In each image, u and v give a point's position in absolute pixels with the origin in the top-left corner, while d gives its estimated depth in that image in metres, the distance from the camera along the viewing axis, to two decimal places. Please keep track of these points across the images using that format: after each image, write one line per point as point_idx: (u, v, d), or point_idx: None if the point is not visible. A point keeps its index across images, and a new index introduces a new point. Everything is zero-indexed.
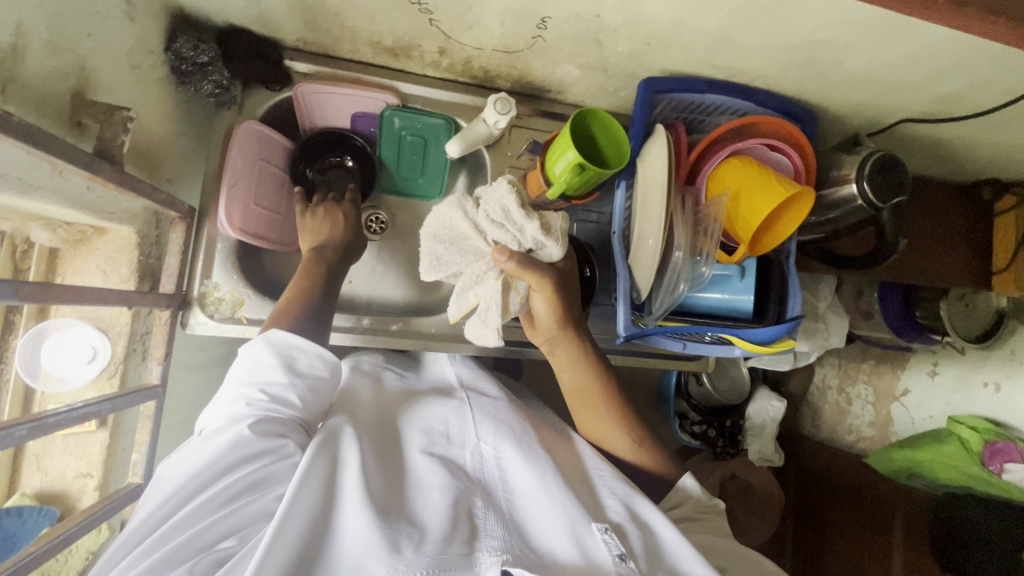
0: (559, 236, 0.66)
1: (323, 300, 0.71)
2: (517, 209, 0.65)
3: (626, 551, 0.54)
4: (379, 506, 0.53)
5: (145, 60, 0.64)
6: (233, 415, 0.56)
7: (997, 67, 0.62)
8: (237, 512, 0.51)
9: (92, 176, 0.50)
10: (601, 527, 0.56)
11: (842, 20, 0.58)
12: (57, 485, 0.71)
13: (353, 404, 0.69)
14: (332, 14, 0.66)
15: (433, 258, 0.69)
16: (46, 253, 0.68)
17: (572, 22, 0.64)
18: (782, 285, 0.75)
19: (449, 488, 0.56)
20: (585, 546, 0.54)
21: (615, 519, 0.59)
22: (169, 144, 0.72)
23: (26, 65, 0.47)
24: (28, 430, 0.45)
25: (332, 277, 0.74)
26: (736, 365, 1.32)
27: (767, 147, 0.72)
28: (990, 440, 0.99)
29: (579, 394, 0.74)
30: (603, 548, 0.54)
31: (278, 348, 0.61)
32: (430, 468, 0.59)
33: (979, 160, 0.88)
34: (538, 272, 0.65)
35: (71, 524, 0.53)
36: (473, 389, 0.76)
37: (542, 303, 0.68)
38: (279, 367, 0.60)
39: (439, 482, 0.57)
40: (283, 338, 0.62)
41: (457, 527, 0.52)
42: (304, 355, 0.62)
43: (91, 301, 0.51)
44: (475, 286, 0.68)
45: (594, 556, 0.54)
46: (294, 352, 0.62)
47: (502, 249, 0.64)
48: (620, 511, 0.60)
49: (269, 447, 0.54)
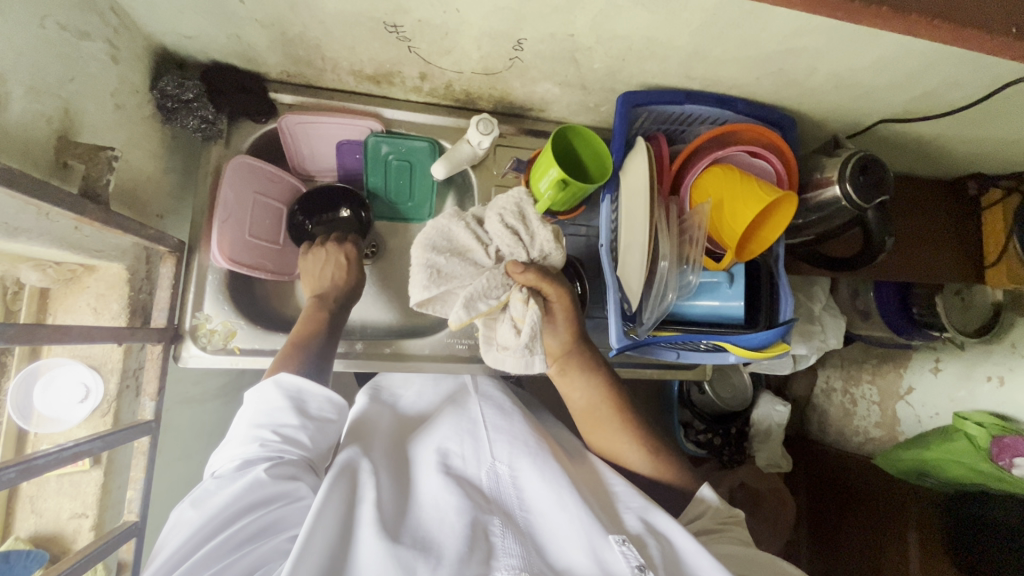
0: (561, 244, 0.69)
1: (327, 343, 0.71)
2: (534, 214, 0.68)
3: (645, 562, 0.53)
4: (394, 533, 0.52)
5: (129, 99, 0.65)
6: (245, 457, 0.56)
7: (965, 67, 0.63)
8: (251, 553, 0.50)
9: (77, 216, 0.51)
10: (618, 538, 0.55)
11: (810, 29, 0.59)
12: (51, 527, 0.69)
13: (365, 437, 0.69)
14: (313, 47, 0.67)
15: (430, 270, 0.66)
16: (37, 293, 0.68)
17: (548, 42, 0.65)
18: (772, 290, 0.75)
19: (465, 510, 0.56)
20: (603, 559, 0.53)
21: (632, 531, 0.58)
22: (156, 180, 0.72)
23: (8, 112, 0.48)
24: (18, 472, 0.44)
25: (334, 317, 0.74)
26: (739, 372, 1.32)
27: (747, 154, 0.73)
28: (998, 435, 0.95)
29: (591, 414, 0.74)
30: (621, 560, 0.53)
31: (290, 393, 0.61)
32: (446, 491, 0.59)
33: (961, 155, 0.89)
34: (554, 281, 0.66)
35: (66, 565, 0.52)
36: (488, 408, 0.76)
37: (559, 315, 0.69)
38: (291, 409, 0.60)
39: (456, 504, 0.57)
40: (297, 381, 0.62)
41: (474, 548, 0.52)
42: (316, 399, 0.62)
43: (80, 340, 0.51)
44: (486, 297, 0.64)
45: (612, 569, 0.52)
46: (306, 394, 0.62)
47: (515, 262, 0.66)
48: (638, 523, 0.58)
49: (285, 490, 0.54)
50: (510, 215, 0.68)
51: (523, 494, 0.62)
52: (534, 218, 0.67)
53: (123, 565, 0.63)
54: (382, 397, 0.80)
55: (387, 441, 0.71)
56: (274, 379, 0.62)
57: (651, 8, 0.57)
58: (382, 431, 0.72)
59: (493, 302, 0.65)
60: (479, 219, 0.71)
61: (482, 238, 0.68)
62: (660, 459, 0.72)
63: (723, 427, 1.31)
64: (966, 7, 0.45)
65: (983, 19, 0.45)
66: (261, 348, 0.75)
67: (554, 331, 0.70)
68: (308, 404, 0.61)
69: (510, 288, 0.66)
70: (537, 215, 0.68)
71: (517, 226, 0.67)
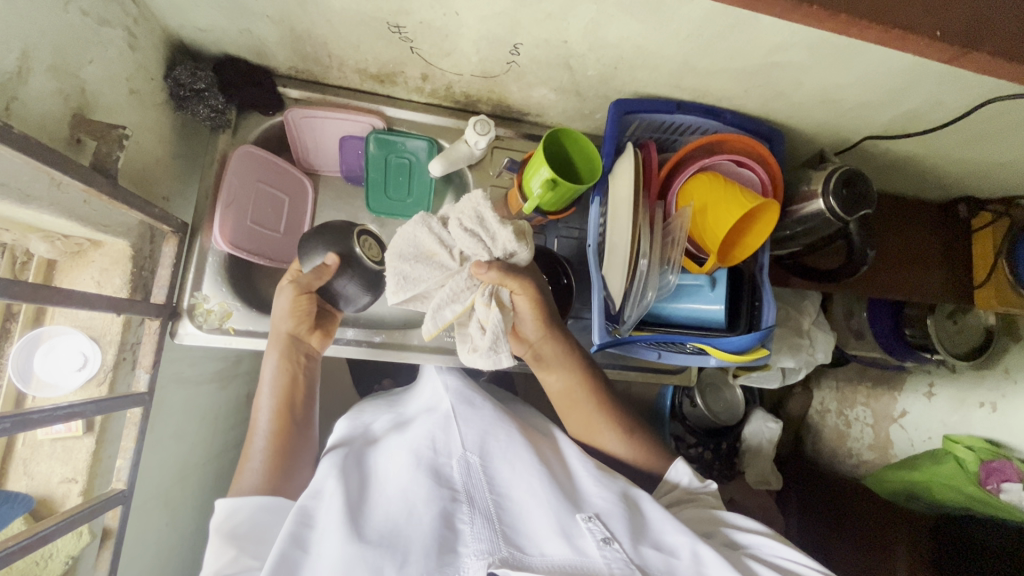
0: (528, 241, 0.67)
1: (289, 429, 0.75)
2: (491, 216, 0.65)
3: (609, 535, 0.60)
4: (362, 530, 0.57)
5: (144, 85, 0.69)
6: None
7: (945, 86, 0.66)
8: None
9: (86, 187, 0.54)
10: (585, 517, 0.62)
11: (790, 43, 0.62)
12: (41, 490, 0.68)
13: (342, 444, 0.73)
14: (320, 44, 0.71)
15: (398, 278, 0.68)
16: (44, 264, 0.70)
17: (543, 48, 0.68)
18: (754, 292, 0.77)
19: (434, 501, 0.61)
20: (572, 536, 0.60)
21: (601, 506, 0.64)
22: (164, 165, 0.76)
23: (27, 87, 0.51)
24: (12, 423, 0.47)
25: (297, 377, 0.76)
26: (730, 387, 1.30)
27: (734, 163, 0.75)
28: (986, 459, 1.00)
29: (569, 393, 0.77)
30: (588, 536, 0.60)
31: (222, 527, 0.63)
32: (415, 484, 0.63)
33: (950, 176, 0.91)
34: (519, 278, 0.67)
35: (51, 523, 0.55)
36: (456, 396, 0.77)
37: (527, 309, 0.70)
38: (226, 540, 0.62)
39: (424, 498, 0.61)
40: (232, 506, 0.65)
41: (442, 540, 0.57)
42: (243, 518, 0.64)
43: (80, 305, 0.54)
44: (453, 303, 0.67)
45: (582, 545, 0.59)
46: (236, 517, 0.64)
47: (479, 262, 0.65)
48: (606, 498, 0.65)
49: None
50: (469, 219, 0.65)
51: (494, 478, 0.67)
52: (494, 219, 0.65)
53: (107, 531, 0.65)
54: (369, 409, 0.83)
55: (361, 444, 0.73)
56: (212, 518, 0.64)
57: (639, 18, 0.60)
58: (358, 441, 0.74)
59: (459, 307, 0.68)
60: (446, 218, 0.70)
61: (446, 241, 0.67)
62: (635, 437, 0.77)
63: (715, 442, 1.29)
64: (898, 5, 0.44)
65: (910, 19, 0.44)
66: (255, 330, 0.79)
67: (523, 320, 0.72)
68: (239, 527, 0.63)
69: (475, 288, 0.68)
70: (496, 215, 0.65)
71: (477, 230, 0.65)
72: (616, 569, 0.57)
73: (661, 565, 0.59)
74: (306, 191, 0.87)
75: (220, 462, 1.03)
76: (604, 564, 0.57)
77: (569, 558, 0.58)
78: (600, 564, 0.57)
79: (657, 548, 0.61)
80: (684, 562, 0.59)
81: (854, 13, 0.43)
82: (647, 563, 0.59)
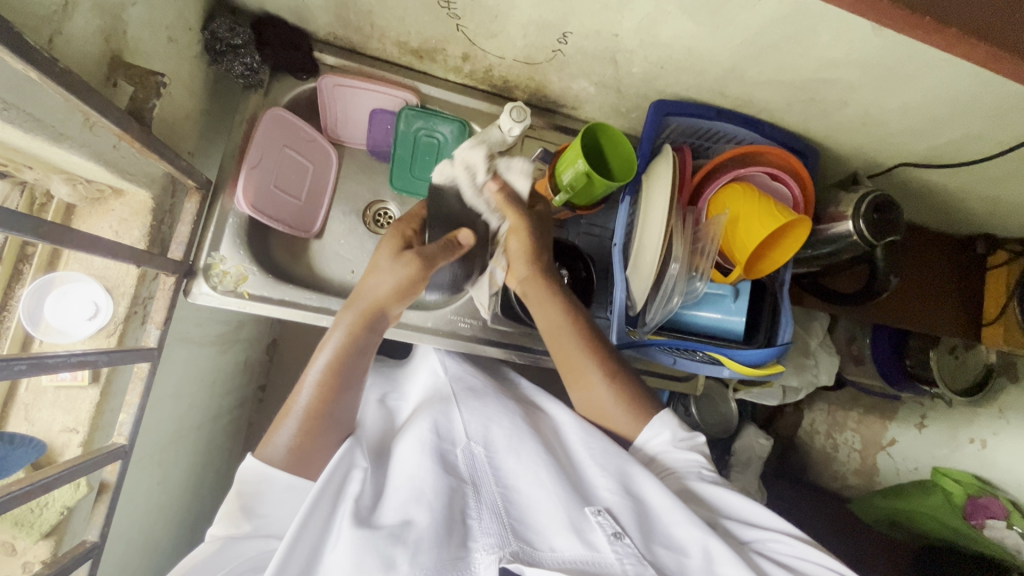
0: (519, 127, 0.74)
1: (331, 410, 0.66)
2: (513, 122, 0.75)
3: (620, 530, 0.61)
4: (370, 519, 0.59)
5: (182, 35, 0.67)
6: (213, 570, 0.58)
7: (990, 119, 0.66)
8: None
9: (121, 132, 0.52)
10: (594, 510, 0.63)
11: (845, 61, 0.61)
12: (40, 437, 0.67)
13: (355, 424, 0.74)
14: (364, 11, 0.70)
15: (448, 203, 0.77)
16: (63, 208, 0.68)
17: (592, 39, 0.67)
18: (774, 311, 0.78)
19: (444, 491, 0.63)
20: (583, 528, 0.61)
21: (608, 498, 0.65)
22: (193, 119, 0.74)
23: (72, 22, 0.50)
24: (27, 365, 0.47)
25: (359, 356, 0.69)
26: (727, 399, 1.24)
27: (769, 176, 0.75)
28: (973, 494, 1.01)
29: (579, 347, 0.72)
30: (598, 529, 0.61)
31: (243, 495, 0.62)
32: (423, 473, 0.64)
33: (973, 211, 0.90)
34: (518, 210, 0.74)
35: (54, 471, 0.54)
36: (458, 382, 0.79)
37: (518, 243, 0.73)
38: (241, 514, 0.61)
39: (434, 486, 0.63)
40: (259, 473, 0.62)
41: (452, 531, 0.59)
42: (264, 497, 0.62)
43: (103, 252, 0.53)
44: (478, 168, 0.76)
45: (592, 536, 0.61)
46: (259, 498, 0.62)
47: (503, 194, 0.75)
48: (613, 487, 0.66)
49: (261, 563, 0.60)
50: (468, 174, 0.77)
51: (499, 471, 0.68)
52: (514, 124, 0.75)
53: (104, 485, 0.64)
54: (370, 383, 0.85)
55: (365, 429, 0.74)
56: (234, 482, 0.62)
57: (696, 18, 0.59)
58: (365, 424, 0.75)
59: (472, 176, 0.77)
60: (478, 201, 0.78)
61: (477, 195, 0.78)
62: (641, 412, 0.72)
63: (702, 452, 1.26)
64: (1003, 24, 0.41)
65: (1016, 40, 0.41)
66: (270, 297, 0.76)
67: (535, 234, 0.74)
68: (257, 505, 0.62)
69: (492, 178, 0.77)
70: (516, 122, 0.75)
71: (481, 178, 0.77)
72: (628, 564, 0.58)
73: (672, 564, 0.60)
74: (330, 161, 0.85)
75: (212, 425, 1.02)
76: (616, 560, 0.58)
77: (581, 554, 0.59)
78: (612, 560, 0.58)
79: (668, 547, 0.61)
80: (695, 561, 0.60)
81: (960, 27, 0.40)
82: (658, 561, 0.60)
